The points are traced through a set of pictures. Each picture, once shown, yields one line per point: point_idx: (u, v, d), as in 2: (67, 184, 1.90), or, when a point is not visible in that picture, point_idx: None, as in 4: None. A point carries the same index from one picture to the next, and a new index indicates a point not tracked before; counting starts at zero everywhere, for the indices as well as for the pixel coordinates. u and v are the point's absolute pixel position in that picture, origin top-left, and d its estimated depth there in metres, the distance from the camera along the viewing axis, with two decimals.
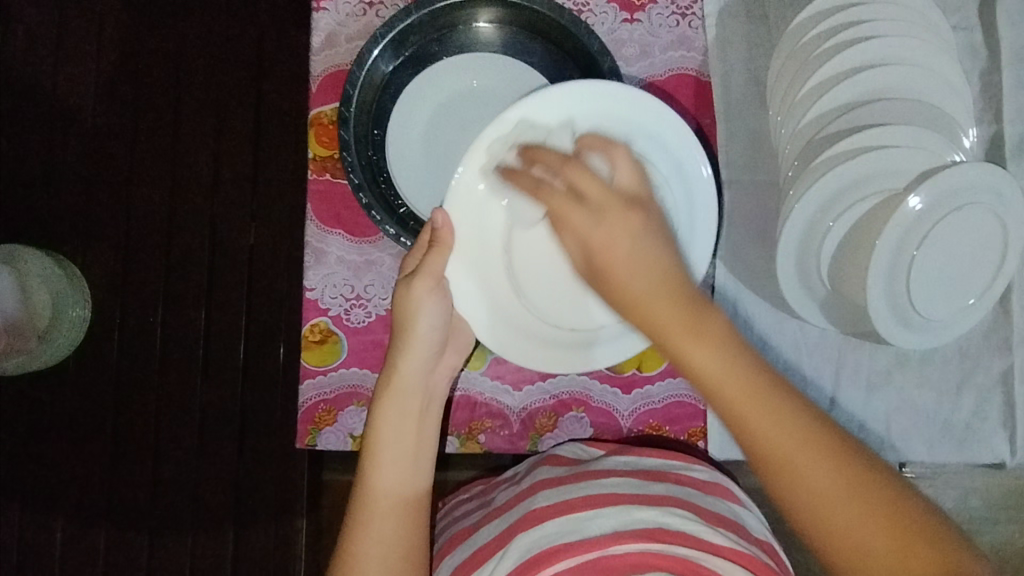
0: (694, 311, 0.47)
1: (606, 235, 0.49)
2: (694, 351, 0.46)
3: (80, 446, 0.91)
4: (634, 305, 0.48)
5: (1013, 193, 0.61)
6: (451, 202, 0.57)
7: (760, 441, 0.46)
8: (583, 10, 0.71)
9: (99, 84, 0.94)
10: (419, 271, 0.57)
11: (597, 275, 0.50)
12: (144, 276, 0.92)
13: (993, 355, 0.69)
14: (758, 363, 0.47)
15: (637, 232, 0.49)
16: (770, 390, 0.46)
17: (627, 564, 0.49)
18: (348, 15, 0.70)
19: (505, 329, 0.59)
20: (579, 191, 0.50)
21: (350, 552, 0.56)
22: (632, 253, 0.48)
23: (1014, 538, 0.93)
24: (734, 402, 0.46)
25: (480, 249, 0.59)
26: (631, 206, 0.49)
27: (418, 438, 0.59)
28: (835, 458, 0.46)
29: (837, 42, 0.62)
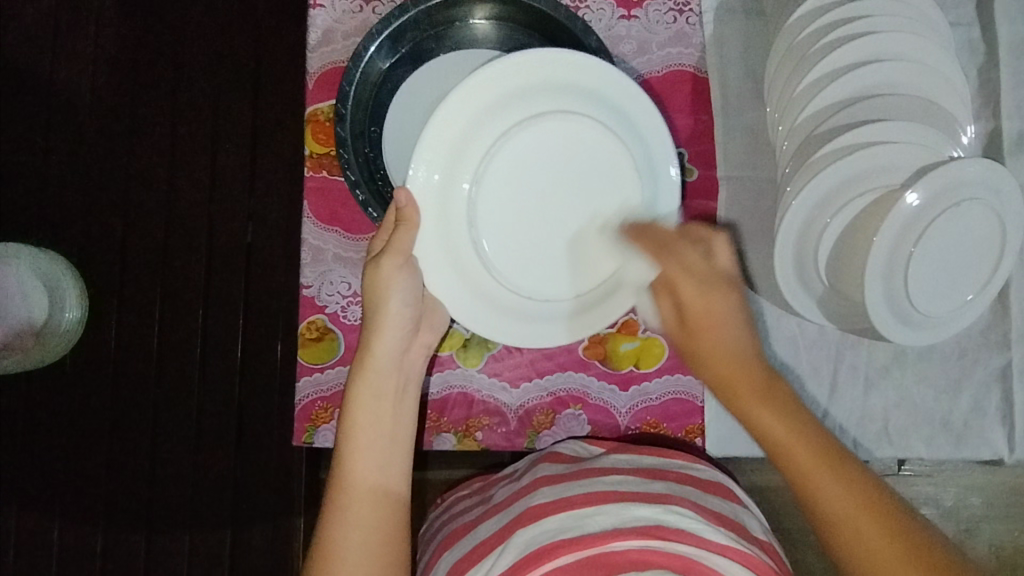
0: (764, 378, 0.53)
1: (706, 304, 0.54)
2: (765, 413, 0.51)
3: (78, 446, 0.91)
4: (711, 368, 0.54)
5: (1011, 188, 0.61)
6: (411, 181, 0.57)
7: (809, 487, 0.48)
8: (581, 7, 0.71)
9: (96, 80, 0.94)
10: (386, 249, 0.58)
11: (686, 340, 0.56)
12: (141, 274, 0.92)
13: (991, 351, 0.69)
14: (834, 442, 0.50)
15: (732, 310, 0.55)
16: (836, 458, 0.49)
17: (628, 561, 0.48)
18: (345, 12, 0.70)
19: (472, 301, 0.60)
20: (688, 259, 0.56)
21: (328, 541, 0.54)
22: (723, 330, 0.54)
23: (1012, 536, 0.94)
24: (805, 472, 0.49)
25: (445, 223, 0.59)
26: (727, 284, 0.56)
27: (392, 420, 0.59)
28: (880, 513, 0.46)
29: (837, 36, 0.62)
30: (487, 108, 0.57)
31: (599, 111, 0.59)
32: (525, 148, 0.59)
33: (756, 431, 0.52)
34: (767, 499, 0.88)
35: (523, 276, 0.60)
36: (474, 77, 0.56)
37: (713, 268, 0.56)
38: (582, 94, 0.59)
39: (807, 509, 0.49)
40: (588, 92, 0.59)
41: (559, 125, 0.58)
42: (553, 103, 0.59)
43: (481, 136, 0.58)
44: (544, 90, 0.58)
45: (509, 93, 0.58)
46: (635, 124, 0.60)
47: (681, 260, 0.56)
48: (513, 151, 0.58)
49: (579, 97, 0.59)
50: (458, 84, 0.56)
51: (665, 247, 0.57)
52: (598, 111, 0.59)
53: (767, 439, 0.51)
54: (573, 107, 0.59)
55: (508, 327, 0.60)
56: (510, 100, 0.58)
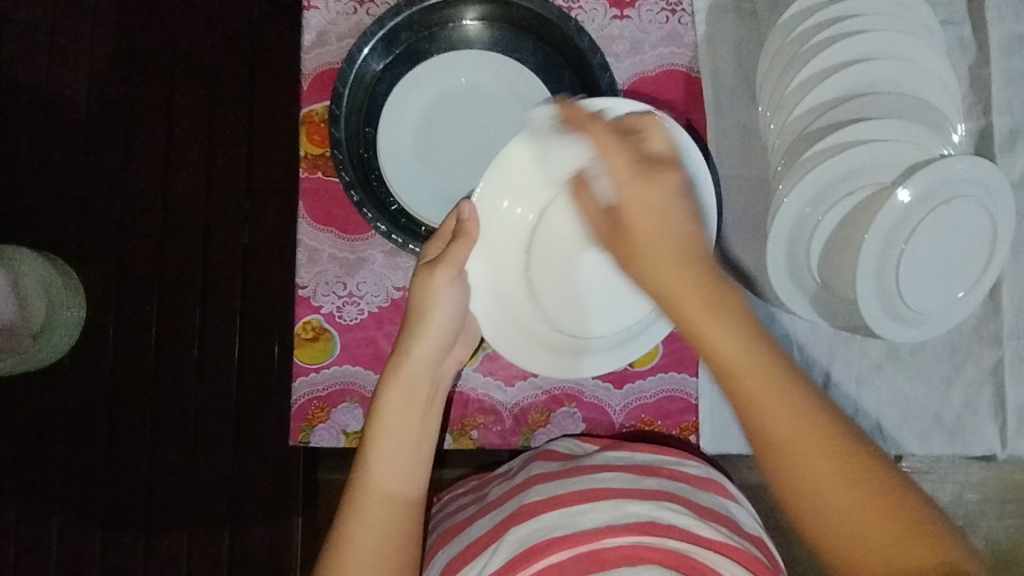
0: (710, 282, 0.47)
1: (638, 193, 0.52)
2: (714, 330, 0.45)
3: (77, 447, 0.91)
4: (645, 259, 0.50)
5: (1001, 185, 0.61)
6: (480, 196, 0.58)
7: (754, 400, 0.43)
8: (574, 7, 0.71)
9: (92, 82, 0.94)
10: (442, 259, 0.58)
11: (618, 234, 0.53)
12: (138, 276, 0.93)
13: (983, 347, 0.69)
14: (776, 353, 0.45)
15: (668, 191, 0.52)
16: (778, 368, 0.44)
17: (621, 557, 0.49)
18: (339, 14, 0.70)
19: (515, 337, 0.61)
20: (623, 142, 0.54)
21: (347, 539, 0.54)
22: (658, 214, 0.51)
23: (1006, 531, 0.94)
24: (748, 388, 0.44)
25: (501, 253, 0.61)
26: (662, 167, 0.53)
27: (422, 427, 0.59)
28: (826, 424, 0.43)
29: (828, 35, 0.62)
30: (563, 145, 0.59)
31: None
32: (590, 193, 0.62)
33: (699, 341, 0.46)
34: (762, 496, 0.89)
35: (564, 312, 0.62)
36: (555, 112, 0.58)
37: (649, 156, 0.54)
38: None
39: (747, 424, 0.44)
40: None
41: None
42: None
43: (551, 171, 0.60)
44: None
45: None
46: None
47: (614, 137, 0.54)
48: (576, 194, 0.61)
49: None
50: (544, 115, 0.58)
51: (586, 124, 0.54)
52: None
53: (710, 351, 0.45)
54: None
55: (548, 360, 0.61)
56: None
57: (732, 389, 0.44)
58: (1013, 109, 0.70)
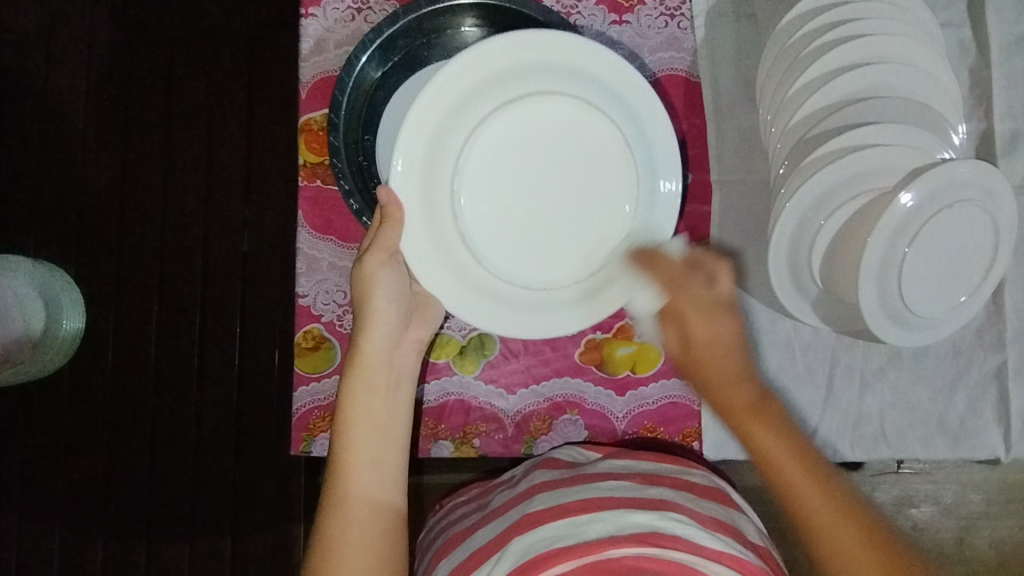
0: (755, 398, 0.54)
1: (709, 329, 0.56)
2: (761, 433, 0.52)
3: (78, 457, 0.91)
4: (715, 384, 0.55)
5: (1004, 189, 0.61)
6: (395, 175, 0.55)
7: (811, 522, 0.48)
8: (572, 12, 0.71)
9: (90, 90, 0.94)
10: (371, 246, 0.57)
11: (693, 364, 0.57)
12: (138, 285, 0.92)
13: (986, 351, 0.69)
14: (814, 452, 0.51)
15: (733, 332, 0.56)
16: (837, 493, 0.49)
17: (624, 566, 0.48)
18: (337, 21, 0.70)
19: (460, 290, 0.57)
20: (693, 289, 0.56)
21: (325, 539, 0.54)
22: (726, 352, 0.56)
23: (1009, 533, 0.94)
24: (791, 484, 0.50)
25: (431, 216, 0.57)
26: (729, 308, 0.57)
27: (386, 417, 0.59)
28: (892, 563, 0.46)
29: (826, 40, 0.62)
30: (473, 92, 0.56)
31: (587, 90, 0.57)
32: (509, 134, 0.57)
33: (746, 439, 0.53)
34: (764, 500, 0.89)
35: (519, 267, 0.58)
36: (454, 61, 0.54)
37: (715, 299, 0.56)
38: (576, 77, 0.57)
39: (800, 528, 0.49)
40: (569, 68, 0.56)
41: (545, 105, 0.57)
42: (538, 87, 0.57)
43: (461, 123, 0.56)
44: (529, 71, 0.56)
45: (491, 77, 0.56)
46: (626, 101, 0.57)
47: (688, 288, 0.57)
48: (495, 141, 0.57)
49: (568, 76, 0.57)
50: (438, 68, 0.54)
51: (681, 279, 0.57)
52: (587, 89, 0.57)
53: (756, 447, 0.52)
54: (562, 87, 0.57)
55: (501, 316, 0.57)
56: (488, 88, 0.56)
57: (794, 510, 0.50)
58: (1014, 112, 0.69)
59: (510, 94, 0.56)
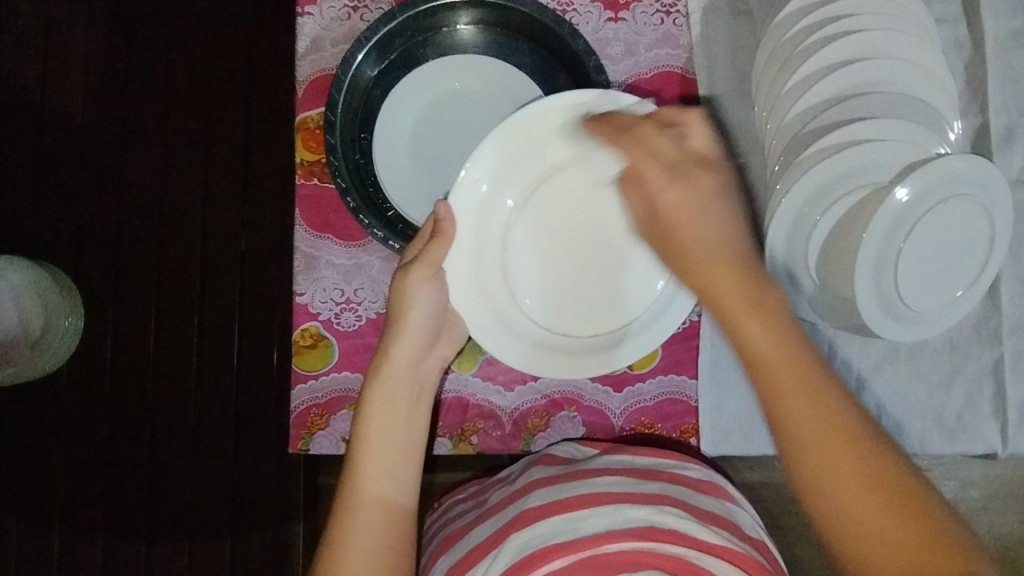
0: (751, 280, 0.48)
1: (680, 193, 0.51)
2: (749, 322, 0.46)
3: (77, 456, 0.91)
4: (686, 262, 0.50)
5: (999, 183, 0.61)
6: (457, 195, 0.57)
7: (788, 424, 0.44)
8: (567, 10, 0.71)
9: (88, 90, 0.94)
10: (416, 260, 0.58)
11: (663, 229, 0.52)
12: (136, 285, 0.92)
13: (982, 346, 0.69)
14: (808, 351, 0.46)
15: (709, 195, 0.51)
16: (813, 384, 0.44)
17: (621, 561, 0.49)
18: (333, 19, 0.70)
19: (493, 325, 0.60)
20: (652, 145, 0.53)
21: (336, 539, 0.54)
22: (699, 216, 0.50)
23: (1008, 528, 0.94)
24: (777, 383, 0.45)
25: (480, 247, 0.60)
26: (706, 166, 0.52)
27: (408, 425, 0.59)
28: (864, 462, 0.43)
29: (823, 36, 0.62)
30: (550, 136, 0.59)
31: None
32: (570, 184, 0.61)
33: (735, 334, 0.47)
34: (762, 497, 0.89)
35: (550, 309, 0.62)
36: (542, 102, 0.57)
37: (688, 157, 0.52)
38: None
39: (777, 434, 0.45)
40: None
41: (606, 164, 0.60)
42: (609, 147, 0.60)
43: (533, 163, 0.60)
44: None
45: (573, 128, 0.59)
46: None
47: (643, 143, 0.53)
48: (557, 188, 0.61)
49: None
50: (522, 107, 0.57)
51: (629, 130, 0.54)
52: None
53: (744, 346, 0.47)
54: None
55: (524, 352, 0.60)
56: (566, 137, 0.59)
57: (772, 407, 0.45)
58: (1009, 107, 0.69)
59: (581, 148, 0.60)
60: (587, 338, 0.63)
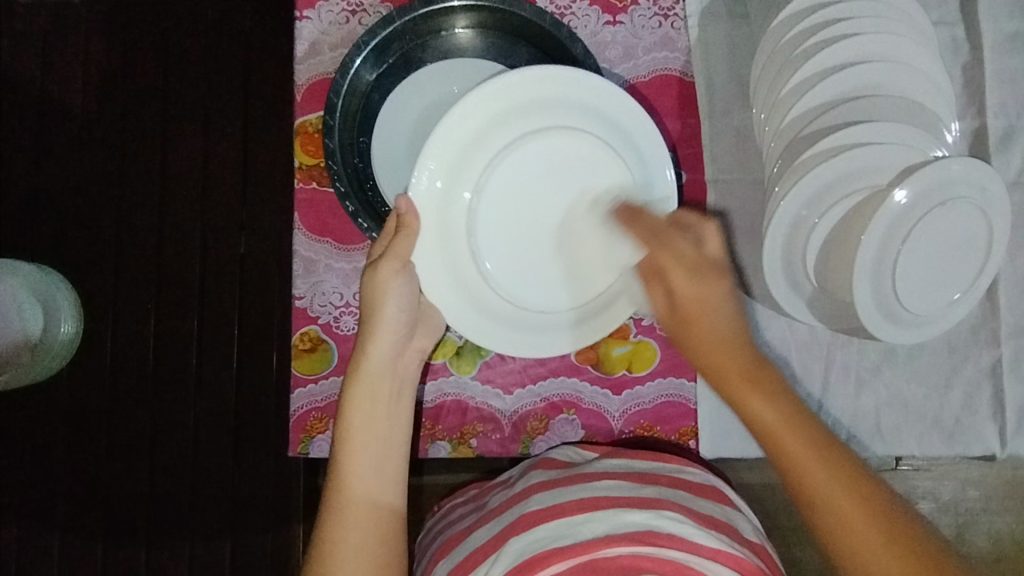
0: (751, 364, 0.53)
1: (700, 288, 0.54)
2: (755, 400, 0.51)
3: (76, 460, 0.91)
4: (704, 347, 0.54)
5: (996, 185, 0.61)
6: (415, 189, 0.58)
7: (812, 493, 0.48)
8: (566, 13, 0.71)
9: (86, 92, 0.94)
10: (385, 254, 0.58)
11: (680, 328, 0.55)
12: (135, 288, 0.93)
13: (981, 347, 0.69)
14: (812, 422, 0.50)
15: (721, 293, 0.54)
16: (830, 450, 0.49)
17: (618, 566, 0.48)
18: (331, 23, 0.70)
19: (469, 311, 0.60)
20: (678, 249, 0.55)
21: (326, 541, 0.55)
22: (711, 312, 0.54)
23: (1007, 529, 0.94)
24: (790, 450, 0.49)
25: (446, 236, 0.59)
26: (718, 269, 0.55)
27: (390, 422, 0.59)
28: (896, 532, 0.45)
29: (821, 38, 0.62)
30: (497, 118, 0.58)
31: (602, 129, 0.60)
32: (526, 162, 0.59)
33: (746, 413, 0.52)
34: (762, 498, 0.89)
35: (525, 288, 0.61)
36: (482, 86, 0.57)
37: (702, 258, 0.55)
38: (591, 113, 0.60)
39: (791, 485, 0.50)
40: (582, 105, 0.59)
41: (559, 137, 0.59)
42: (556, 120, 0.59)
43: (485, 148, 0.59)
44: (550, 104, 0.59)
45: (516, 106, 0.58)
46: (637, 143, 0.60)
47: (674, 248, 0.55)
48: (514, 167, 0.59)
49: (585, 113, 0.60)
50: (462, 97, 0.57)
51: (655, 235, 0.56)
52: (601, 126, 0.60)
53: (757, 423, 0.51)
54: (578, 123, 0.59)
55: (501, 336, 0.61)
56: (513, 115, 0.59)
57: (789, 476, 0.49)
58: (1007, 110, 0.70)
59: (532, 124, 0.59)
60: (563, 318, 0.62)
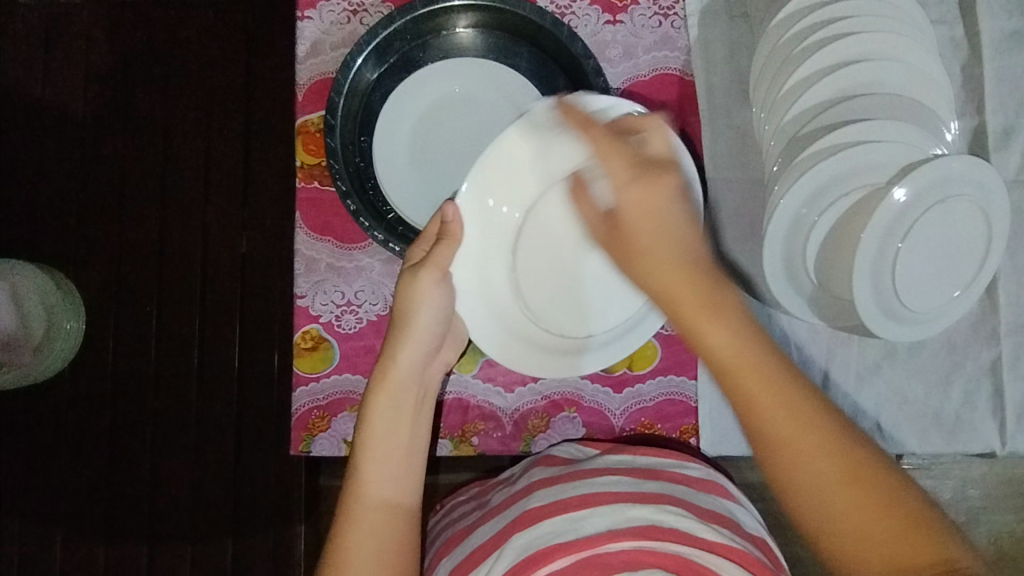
0: (709, 284, 0.47)
1: (640, 194, 0.50)
2: (710, 328, 0.46)
3: (78, 460, 0.91)
4: (639, 263, 0.50)
5: (996, 183, 0.61)
6: (464, 195, 0.57)
7: (768, 420, 0.45)
8: (566, 13, 0.71)
9: (88, 93, 0.94)
10: (424, 264, 0.57)
11: (619, 239, 0.51)
12: (137, 288, 0.93)
13: (980, 345, 0.69)
14: (769, 347, 0.46)
15: (665, 196, 0.50)
16: (788, 375, 0.45)
17: (621, 561, 0.49)
18: (332, 23, 0.70)
19: (499, 330, 0.61)
20: (622, 145, 0.51)
21: (341, 545, 0.55)
22: (655, 216, 0.50)
23: (1007, 527, 0.95)
24: (738, 381, 0.45)
25: (488, 251, 0.61)
26: (662, 170, 0.50)
27: (412, 431, 0.59)
28: (852, 463, 0.43)
29: (820, 37, 0.62)
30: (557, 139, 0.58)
31: None
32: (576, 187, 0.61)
33: (699, 347, 0.46)
34: (763, 497, 0.89)
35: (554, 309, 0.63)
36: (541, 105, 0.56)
37: (646, 159, 0.51)
38: None
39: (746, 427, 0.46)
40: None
41: None
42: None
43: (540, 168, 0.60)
44: None
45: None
46: None
47: (617, 140, 0.51)
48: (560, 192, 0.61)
49: None
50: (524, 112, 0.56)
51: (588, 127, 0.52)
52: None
53: (711, 359, 0.46)
54: None
55: (524, 354, 0.61)
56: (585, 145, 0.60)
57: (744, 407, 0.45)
58: (1005, 108, 0.70)
59: None
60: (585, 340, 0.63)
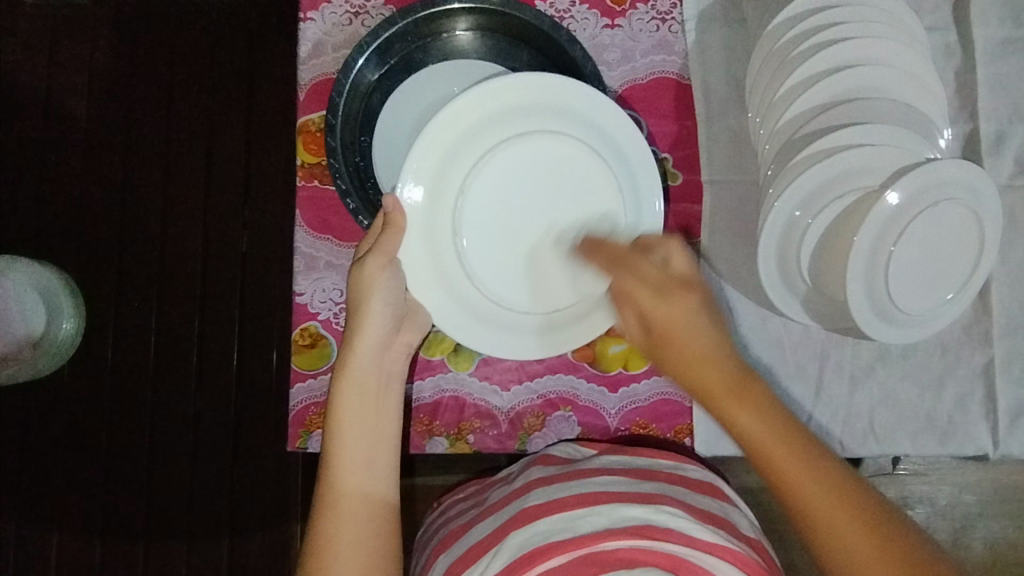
0: (742, 378, 0.49)
1: (669, 313, 0.51)
2: (744, 419, 0.47)
3: (76, 456, 0.92)
4: (687, 371, 0.50)
5: (987, 188, 0.62)
6: (404, 185, 0.58)
7: (808, 512, 0.46)
8: (565, 17, 0.72)
9: (92, 92, 0.95)
10: (372, 250, 0.58)
11: (656, 350, 0.52)
12: (138, 286, 0.93)
13: (973, 348, 0.70)
14: (801, 430, 0.48)
15: (697, 313, 0.51)
16: (833, 478, 0.46)
17: (617, 559, 0.49)
18: (334, 25, 0.71)
19: (454, 309, 0.61)
20: (638, 268, 0.53)
21: (319, 535, 0.55)
22: (692, 330, 0.50)
23: (1003, 535, 0.95)
24: (778, 470, 0.46)
25: (433, 238, 0.60)
26: (688, 287, 0.52)
27: (380, 416, 0.60)
28: (879, 531, 0.44)
29: (813, 44, 0.63)
30: (485, 123, 0.59)
31: (582, 132, 0.61)
32: (508, 164, 0.60)
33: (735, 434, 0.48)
34: (760, 501, 0.90)
35: (512, 289, 0.62)
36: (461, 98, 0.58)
37: (672, 277, 0.52)
38: (569, 115, 0.61)
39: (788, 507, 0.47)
40: (567, 110, 0.60)
41: (537, 142, 0.60)
42: (548, 122, 0.61)
43: (471, 152, 0.60)
44: (532, 109, 0.60)
45: (506, 108, 0.59)
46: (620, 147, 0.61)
47: (631, 270, 0.53)
48: (494, 175, 0.60)
49: (565, 115, 0.61)
50: (445, 104, 0.58)
51: (624, 258, 0.54)
52: (582, 130, 0.61)
53: (743, 436, 0.48)
54: (558, 127, 0.61)
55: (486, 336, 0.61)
56: (507, 115, 0.60)
57: (800, 514, 0.46)
58: (999, 115, 0.71)
59: (518, 128, 0.60)
60: (552, 315, 0.62)
